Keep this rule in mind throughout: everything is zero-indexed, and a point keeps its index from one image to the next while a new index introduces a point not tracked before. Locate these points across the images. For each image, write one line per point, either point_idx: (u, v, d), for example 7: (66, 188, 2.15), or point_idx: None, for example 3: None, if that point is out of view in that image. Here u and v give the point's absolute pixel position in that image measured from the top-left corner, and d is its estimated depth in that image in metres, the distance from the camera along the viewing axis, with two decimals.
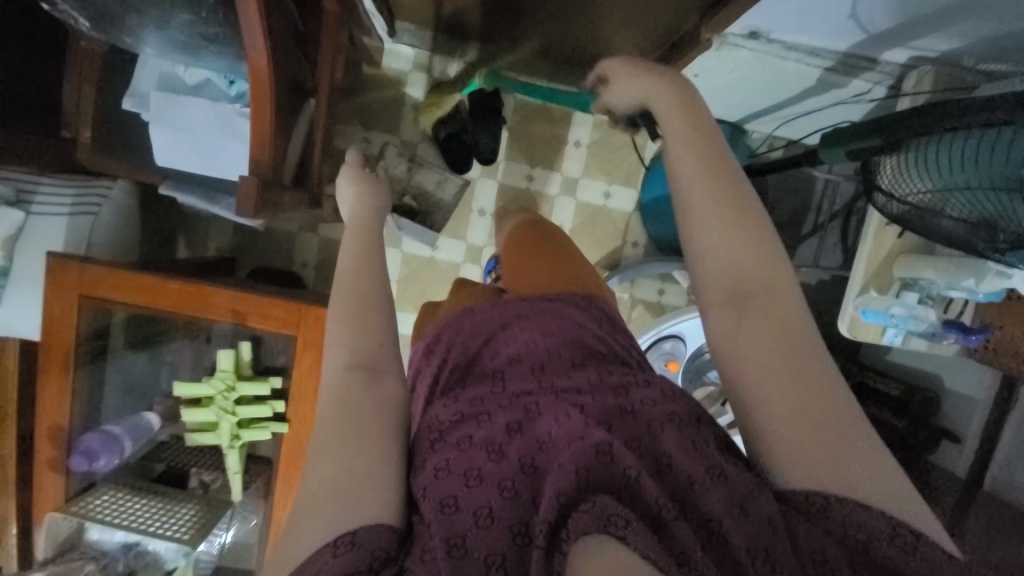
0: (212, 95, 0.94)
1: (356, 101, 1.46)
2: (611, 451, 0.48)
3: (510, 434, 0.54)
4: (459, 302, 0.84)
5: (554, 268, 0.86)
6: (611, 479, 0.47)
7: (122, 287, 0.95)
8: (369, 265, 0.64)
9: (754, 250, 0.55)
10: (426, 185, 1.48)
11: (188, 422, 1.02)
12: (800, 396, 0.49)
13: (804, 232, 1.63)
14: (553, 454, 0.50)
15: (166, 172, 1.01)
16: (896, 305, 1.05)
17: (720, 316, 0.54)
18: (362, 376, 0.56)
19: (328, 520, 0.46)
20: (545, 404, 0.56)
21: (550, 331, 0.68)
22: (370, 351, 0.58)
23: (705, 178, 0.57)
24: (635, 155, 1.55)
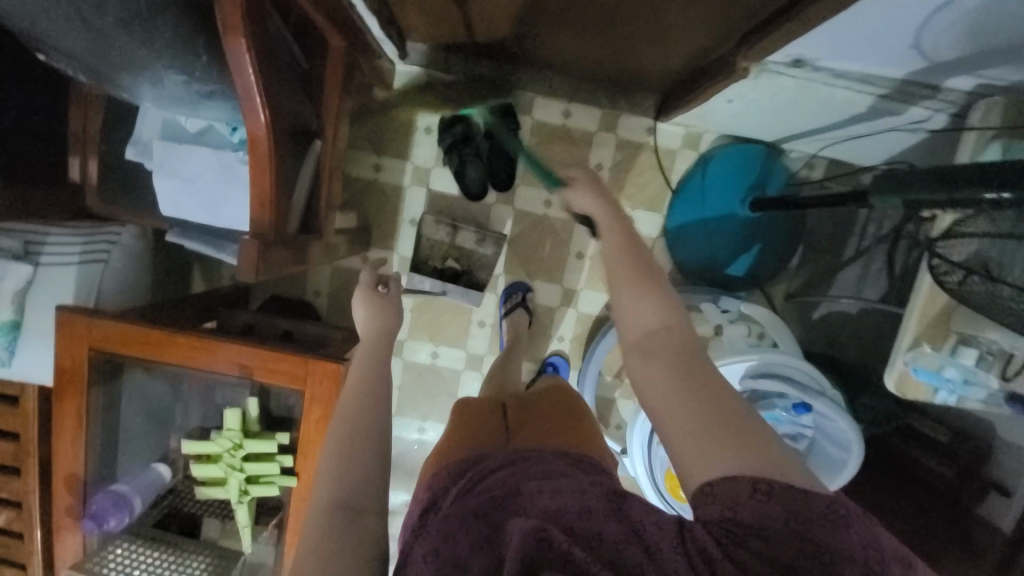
0: (215, 142, 0.90)
1: (367, 125, 1.41)
2: (548, 535, 0.47)
3: (476, 547, 0.52)
4: (458, 436, 0.81)
5: (561, 425, 0.78)
6: (553, 563, 0.46)
7: (128, 341, 0.94)
8: (365, 402, 0.70)
9: (660, 304, 0.64)
10: (469, 244, 1.43)
11: (199, 476, 1.01)
12: (708, 412, 0.54)
13: (845, 257, 1.51)
14: (502, 541, 0.51)
15: (172, 220, 0.98)
16: (950, 366, 0.97)
17: (638, 362, 0.61)
18: (346, 516, 0.58)
19: None
20: (508, 509, 0.54)
21: (527, 453, 0.66)
22: (353, 490, 0.61)
23: (617, 252, 0.71)
24: (661, 178, 1.46)
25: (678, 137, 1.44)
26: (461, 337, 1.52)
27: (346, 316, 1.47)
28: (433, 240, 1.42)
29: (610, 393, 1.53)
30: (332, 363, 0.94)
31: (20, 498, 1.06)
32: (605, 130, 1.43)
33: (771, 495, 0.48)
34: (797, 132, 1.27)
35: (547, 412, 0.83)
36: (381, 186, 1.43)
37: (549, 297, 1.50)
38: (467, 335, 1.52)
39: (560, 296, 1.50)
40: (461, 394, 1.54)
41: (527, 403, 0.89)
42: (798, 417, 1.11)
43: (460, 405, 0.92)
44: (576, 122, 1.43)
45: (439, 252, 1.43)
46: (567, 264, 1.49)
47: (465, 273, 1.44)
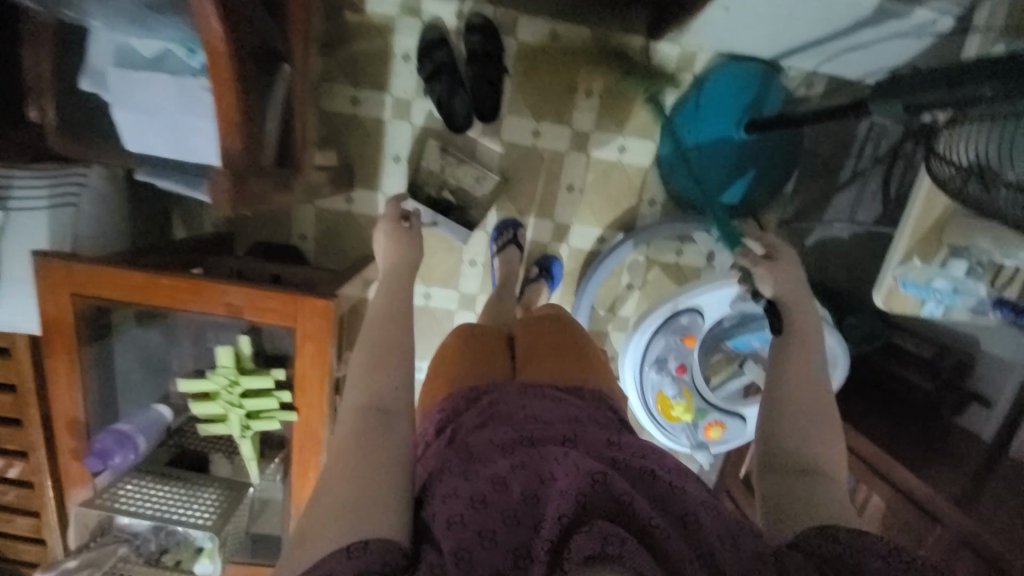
0: (174, 68, 0.84)
1: (338, 54, 1.32)
2: (605, 479, 0.54)
3: (514, 470, 0.57)
4: (462, 359, 0.88)
5: (566, 359, 0.86)
6: (605, 502, 0.53)
7: (109, 284, 0.92)
8: (389, 327, 0.78)
9: (818, 434, 0.70)
10: (466, 179, 1.38)
11: (198, 415, 1.03)
12: (816, 508, 0.63)
13: (840, 182, 1.46)
14: (548, 470, 0.56)
15: (140, 158, 0.93)
16: (939, 278, 0.98)
17: (783, 472, 0.68)
18: (378, 416, 0.67)
19: (355, 525, 0.55)
20: (547, 451, 0.59)
21: (558, 403, 0.73)
22: (385, 395, 0.69)
23: (806, 378, 0.75)
24: (654, 103, 1.40)
25: (672, 57, 1.36)
26: (453, 278, 1.51)
27: (335, 260, 1.45)
28: (430, 167, 1.37)
29: (604, 327, 1.54)
30: (322, 300, 0.93)
31: (24, 447, 1.09)
32: (594, 52, 1.35)
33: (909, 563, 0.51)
34: (797, 46, 1.21)
35: (555, 345, 0.89)
36: (360, 121, 1.36)
37: (541, 234, 1.48)
38: (459, 276, 1.51)
39: (552, 232, 1.48)
40: None
41: (530, 325, 0.95)
42: None
43: (462, 327, 0.95)
44: (563, 44, 1.34)
45: (434, 180, 1.37)
46: (558, 199, 1.46)
47: (460, 209, 1.39)
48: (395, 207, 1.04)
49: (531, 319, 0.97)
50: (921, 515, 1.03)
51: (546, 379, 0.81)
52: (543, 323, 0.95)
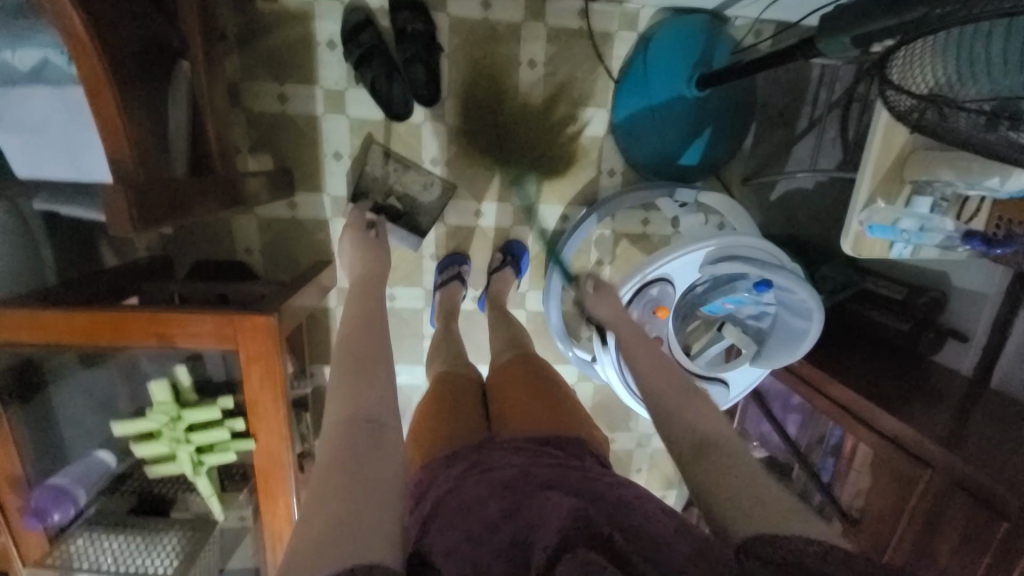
0: (55, 79, 0.75)
1: (257, 49, 1.21)
2: (589, 517, 0.58)
3: (504, 516, 0.61)
4: (441, 409, 0.95)
5: (543, 409, 0.89)
6: (587, 537, 0.56)
7: (22, 328, 0.83)
8: (365, 347, 0.79)
9: (697, 406, 0.75)
10: (413, 186, 1.34)
11: (145, 456, 0.95)
12: (745, 479, 0.63)
13: (799, 132, 1.43)
14: (534, 512, 0.60)
15: (36, 183, 0.83)
16: (904, 218, 0.95)
17: (686, 451, 0.70)
18: (367, 429, 0.67)
19: (354, 547, 0.54)
20: (534, 494, 0.63)
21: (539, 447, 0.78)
22: (370, 408, 0.69)
23: (657, 373, 0.83)
24: (601, 67, 1.33)
25: (614, 17, 1.30)
26: (416, 275, 1.44)
27: (289, 271, 1.37)
28: (374, 173, 1.31)
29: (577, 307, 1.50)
30: (261, 316, 0.86)
31: None
32: (531, 19, 1.28)
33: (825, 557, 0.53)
34: None
35: (532, 392, 0.94)
36: (291, 119, 1.26)
37: (502, 219, 1.42)
38: (422, 272, 1.44)
39: (514, 216, 1.42)
40: (427, 332, 1.49)
41: (503, 384, 1.00)
42: (760, 296, 1.14)
43: (439, 379, 1.05)
44: (498, 14, 1.26)
45: (379, 189, 1.32)
46: (514, 180, 1.39)
47: (406, 215, 1.35)
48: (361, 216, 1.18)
49: (511, 372, 1.03)
50: (911, 460, 1.02)
51: (523, 432, 0.83)
52: (522, 375, 1.01)
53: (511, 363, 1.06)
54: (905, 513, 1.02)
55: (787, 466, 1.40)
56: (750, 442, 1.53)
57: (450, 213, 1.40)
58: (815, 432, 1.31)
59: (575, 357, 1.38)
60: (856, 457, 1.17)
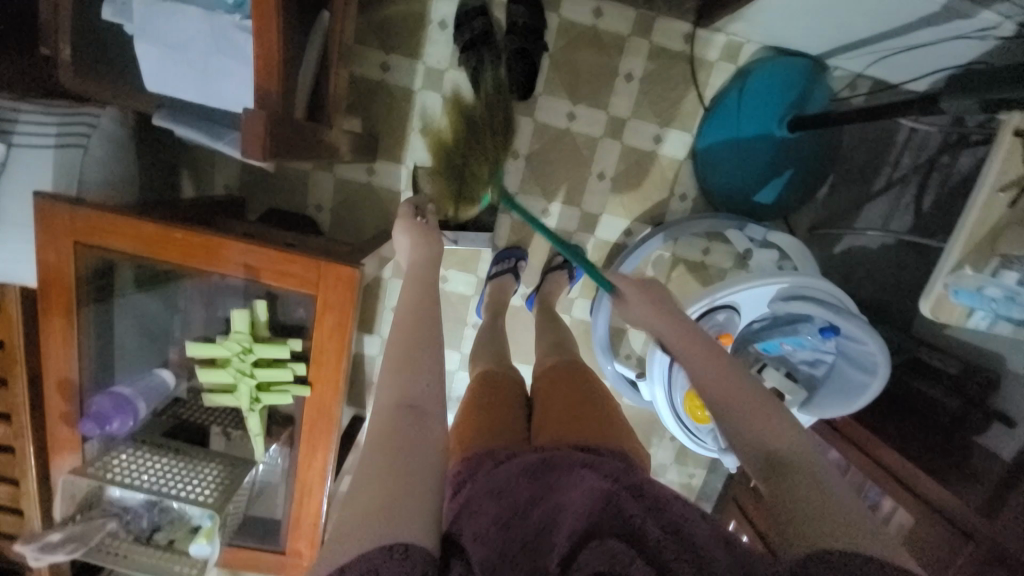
0: (206, 3, 0.77)
1: (372, 16, 1.25)
2: (618, 501, 0.55)
3: (534, 498, 0.57)
4: (474, 401, 0.81)
5: (577, 402, 0.76)
6: (618, 523, 0.53)
7: (117, 235, 0.85)
8: (425, 320, 0.74)
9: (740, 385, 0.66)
10: None
11: (205, 383, 0.95)
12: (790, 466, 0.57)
13: (875, 189, 1.44)
14: (560, 494, 0.57)
15: (161, 101, 0.86)
16: (992, 286, 0.95)
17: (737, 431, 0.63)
18: (409, 415, 0.61)
19: (385, 524, 0.50)
20: (563, 478, 0.59)
21: (568, 430, 0.69)
22: (416, 394, 0.64)
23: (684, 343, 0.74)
24: (695, 93, 1.35)
25: (717, 48, 1.32)
26: (472, 262, 1.45)
27: (351, 234, 1.39)
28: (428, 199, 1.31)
29: (622, 323, 1.51)
30: (347, 268, 0.87)
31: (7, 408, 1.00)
32: (637, 35, 1.31)
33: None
34: (847, 43, 1.18)
35: (573, 387, 0.80)
36: (389, 88, 1.29)
37: (567, 222, 1.43)
38: (478, 261, 1.45)
39: (579, 221, 1.43)
40: (471, 320, 1.49)
41: (546, 382, 0.84)
42: (823, 342, 1.13)
43: (480, 376, 0.89)
44: (606, 24, 1.30)
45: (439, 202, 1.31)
46: (587, 185, 1.40)
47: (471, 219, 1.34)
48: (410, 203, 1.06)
49: (551, 366, 0.88)
50: (953, 532, 1.01)
51: (562, 438, 0.67)
52: (563, 369, 0.86)
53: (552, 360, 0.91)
54: None
55: None
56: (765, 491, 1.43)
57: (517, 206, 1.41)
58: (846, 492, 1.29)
59: (614, 371, 1.38)
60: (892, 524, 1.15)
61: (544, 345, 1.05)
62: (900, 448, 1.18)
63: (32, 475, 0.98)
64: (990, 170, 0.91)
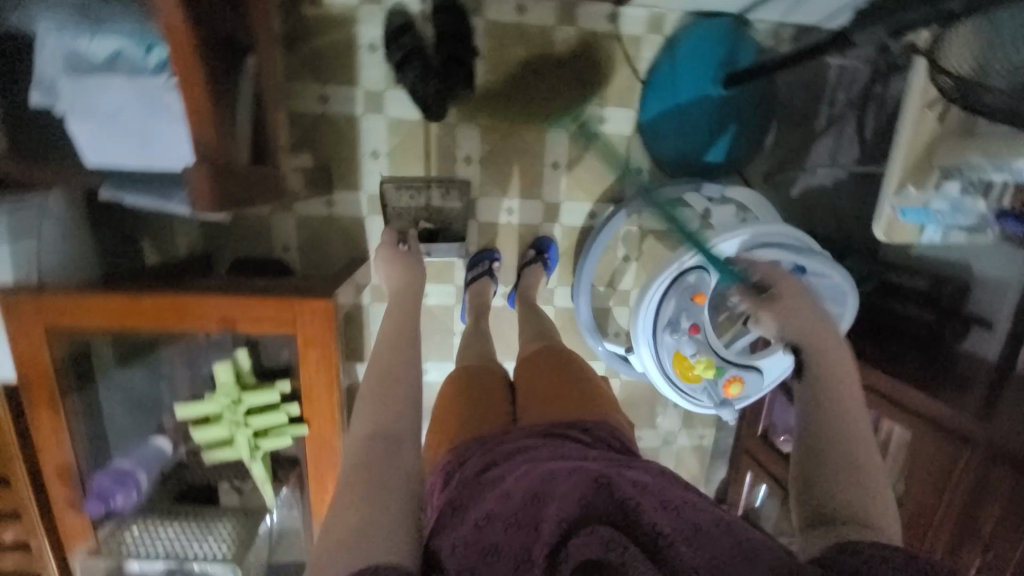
0: (128, 69, 0.77)
1: (300, 52, 1.26)
2: (611, 484, 0.53)
3: (519, 482, 0.55)
4: (457, 396, 0.81)
5: (563, 389, 0.76)
6: (611, 507, 0.51)
7: (87, 312, 0.85)
8: (399, 340, 0.78)
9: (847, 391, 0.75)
10: (435, 200, 1.36)
11: (201, 441, 0.95)
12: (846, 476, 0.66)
13: (818, 129, 1.48)
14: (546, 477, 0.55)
15: (105, 174, 0.86)
16: (936, 199, 0.99)
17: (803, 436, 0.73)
18: (383, 443, 0.62)
19: (355, 557, 0.51)
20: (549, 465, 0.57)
21: (555, 422, 0.68)
22: (389, 424, 0.64)
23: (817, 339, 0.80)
24: (629, 69, 1.38)
25: (641, 22, 1.36)
26: (447, 273, 1.47)
27: (324, 268, 1.40)
28: (399, 207, 1.35)
29: (605, 303, 1.53)
30: (321, 300, 0.88)
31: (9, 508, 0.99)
32: (563, 23, 1.33)
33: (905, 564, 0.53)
34: None
35: (556, 374, 0.80)
36: (331, 119, 1.30)
37: (532, 216, 1.45)
38: (453, 270, 1.47)
39: (542, 213, 1.45)
40: (457, 330, 1.51)
41: (529, 369, 0.85)
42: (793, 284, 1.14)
43: (466, 367, 0.90)
44: (531, 18, 1.32)
45: (407, 218, 1.35)
46: (544, 177, 1.43)
47: (440, 231, 1.37)
48: (392, 232, 1.15)
49: (535, 356, 0.88)
50: (952, 441, 1.04)
51: (550, 419, 0.69)
52: (547, 358, 0.86)
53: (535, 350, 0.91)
54: (946, 491, 1.04)
55: None
56: (778, 437, 1.49)
57: (481, 211, 1.43)
58: None
59: (605, 351, 1.41)
60: (893, 443, 1.19)
61: (527, 338, 1.07)
62: (888, 371, 1.20)
63: (51, 568, 0.97)
64: (914, 90, 0.95)
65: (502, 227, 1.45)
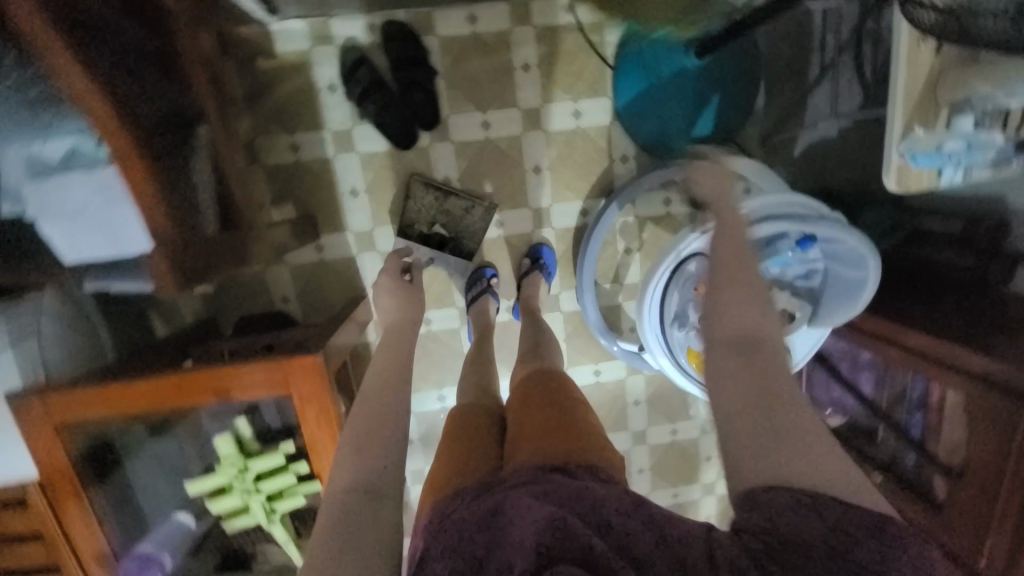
0: (85, 164, 0.78)
1: (263, 106, 1.27)
2: (568, 524, 0.52)
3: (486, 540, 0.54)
4: (449, 442, 0.79)
5: (555, 424, 0.72)
6: (570, 549, 0.51)
7: (91, 404, 0.87)
8: (385, 386, 0.76)
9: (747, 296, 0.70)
10: (457, 210, 1.36)
11: (222, 512, 1.01)
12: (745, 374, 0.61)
13: (812, 79, 1.37)
14: (511, 529, 0.53)
15: (86, 267, 0.89)
16: (949, 138, 0.89)
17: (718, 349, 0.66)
18: (364, 498, 0.61)
19: None
20: (516, 514, 0.54)
21: (532, 460, 0.64)
22: (365, 473, 0.64)
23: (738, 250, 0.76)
24: (596, 57, 1.32)
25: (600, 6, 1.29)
26: (447, 295, 1.44)
27: (325, 312, 1.40)
28: (420, 205, 1.34)
29: (613, 301, 1.47)
30: (308, 356, 0.87)
31: None
32: (519, 24, 1.29)
33: (813, 506, 0.50)
34: None
35: (547, 408, 0.77)
36: (305, 165, 1.30)
37: (522, 225, 1.41)
38: (453, 292, 1.44)
39: (532, 220, 1.41)
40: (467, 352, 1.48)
41: (522, 404, 0.82)
42: (805, 254, 1.07)
43: (462, 408, 0.89)
44: (484, 26, 1.28)
45: (425, 217, 1.36)
46: (527, 183, 1.38)
47: (453, 240, 1.38)
48: (396, 260, 1.18)
49: (531, 389, 0.85)
50: (1002, 396, 0.92)
51: (537, 459, 0.65)
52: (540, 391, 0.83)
53: (526, 382, 0.88)
54: (1010, 456, 0.92)
55: (869, 429, 1.29)
56: (822, 411, 1.41)
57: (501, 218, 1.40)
58: (893, 389, 1.21)
59: (621, 350, 1.35)
60: (945, 406, 1.07)
61: (528, 356, 1.03)
62: (928, 329, 1.08)
63: None
64: (901, 27, 0.86)
65: (494, 241, 1.42)
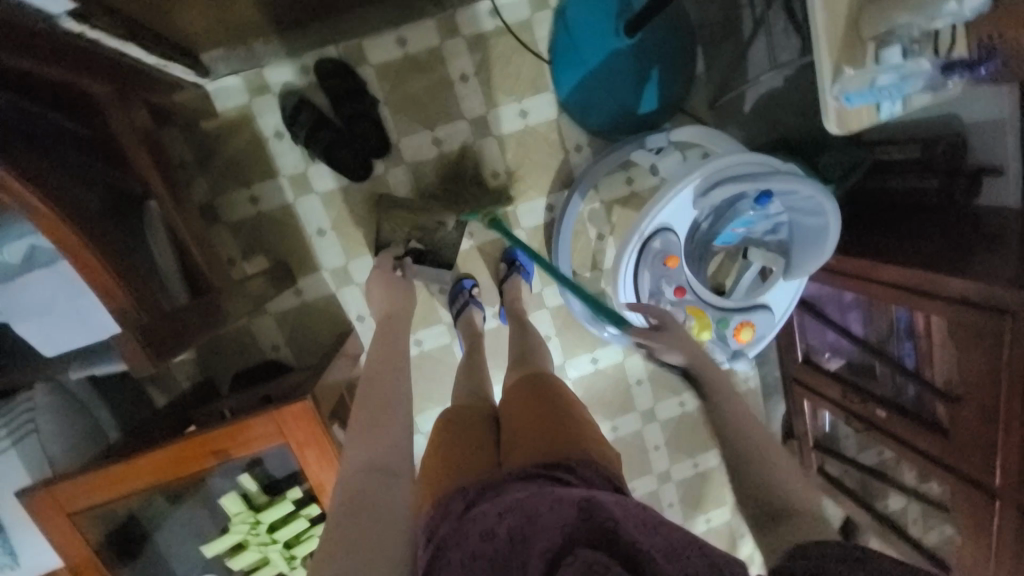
0: (44, 259, 0.80)
1: (215, 166, 1.29)
2: (591, 506, 0.53)
3: (504, 518, 0.55)
4: (443, 438, 0.79)
5: (543, 423, 0.73)
6: (592, 531, 0.51)
7: (96, 488, 0.89)
8: (377, 413, 0.76)
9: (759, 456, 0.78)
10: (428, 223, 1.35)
11: (242, 566, 1.04)
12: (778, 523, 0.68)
13: (747, 35, 1.38)
14: (531, 509, 0.54)
15: (69, 355, 0.91)
16: (881, 74, 0.88)
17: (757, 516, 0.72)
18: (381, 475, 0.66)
19: None
20: (534, 497, 0.55)
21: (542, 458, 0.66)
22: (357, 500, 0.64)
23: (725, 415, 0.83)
24: (530, 54, 1.34)
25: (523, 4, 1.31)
26: (432, 313, 1.46)
27: (317, 353, 1.41)
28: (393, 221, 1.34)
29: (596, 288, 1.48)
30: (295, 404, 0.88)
31: None
32: (448, 37, 1.30)
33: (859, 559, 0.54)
34: None
35: (535, 409, 0.78)
36: (268, 215, 1.32)
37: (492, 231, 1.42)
38: (437, 309, 1.45)
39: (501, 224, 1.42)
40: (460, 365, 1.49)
41: (512, 407, 0.83)
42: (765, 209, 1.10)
43: (450, 409, 0.88)
44: (415, 46, 1.30)
45: (400, 233, 1.35)
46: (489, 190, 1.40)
47: (429, 251, 1.38)
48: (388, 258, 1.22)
49: (518, 391, 0.86)
50: (988, 314, 0.91)
51: (534, 460, 0.66)
52: (529, 392, 0.83)
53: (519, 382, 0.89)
54: (1001, 372, 0.92)
55: (867, 367, 1.30)
56: (822, 356, 1.46)
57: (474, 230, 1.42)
58: (883, 323, 1.22)
59: (611, 335, 1.35)
60: (933, 332, 1.07)
61: (516, 359, 1.05)
62: (898, 259, 1.08)
63: None
64: None
65: (467, 252, 1.43)
